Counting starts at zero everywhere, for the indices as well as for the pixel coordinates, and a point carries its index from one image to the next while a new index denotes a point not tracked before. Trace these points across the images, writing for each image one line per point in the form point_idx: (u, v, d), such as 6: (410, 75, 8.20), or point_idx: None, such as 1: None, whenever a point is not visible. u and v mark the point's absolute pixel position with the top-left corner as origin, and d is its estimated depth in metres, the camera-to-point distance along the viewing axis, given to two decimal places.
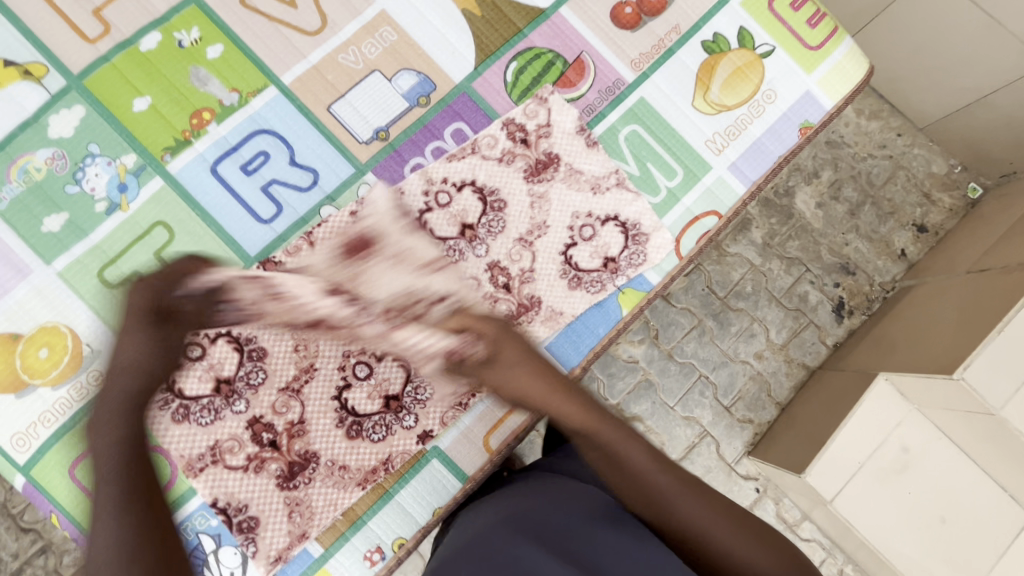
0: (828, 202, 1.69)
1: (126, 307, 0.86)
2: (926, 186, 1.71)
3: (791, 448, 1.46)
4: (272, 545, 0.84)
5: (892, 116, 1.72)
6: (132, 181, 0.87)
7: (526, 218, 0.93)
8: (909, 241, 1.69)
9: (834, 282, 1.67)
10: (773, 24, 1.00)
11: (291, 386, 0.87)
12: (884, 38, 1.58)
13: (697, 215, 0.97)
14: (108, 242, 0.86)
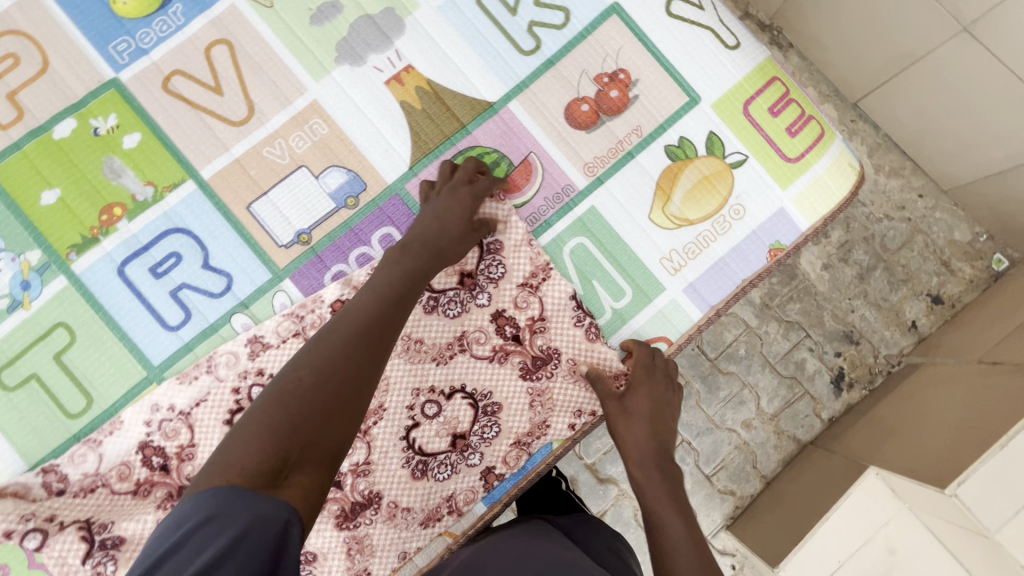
0: (836, 264, 1.46)
1: (21, 413, 0.82)
2: (946, 253, 1.46)
3: (766, 535, 1.24)
4: None
5: (915, 175, 1.47)
6: (35, 279, 0.83)
7: (451, 330, 0.84)
8: (922, 313, 1.46)
9: (835, 351, 1.45)
10: (747, 129, 0.89)
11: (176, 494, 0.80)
12: (908, 94, 1.33)
13: (645, 339, 0.88)
14: (7, 343, 0.82)
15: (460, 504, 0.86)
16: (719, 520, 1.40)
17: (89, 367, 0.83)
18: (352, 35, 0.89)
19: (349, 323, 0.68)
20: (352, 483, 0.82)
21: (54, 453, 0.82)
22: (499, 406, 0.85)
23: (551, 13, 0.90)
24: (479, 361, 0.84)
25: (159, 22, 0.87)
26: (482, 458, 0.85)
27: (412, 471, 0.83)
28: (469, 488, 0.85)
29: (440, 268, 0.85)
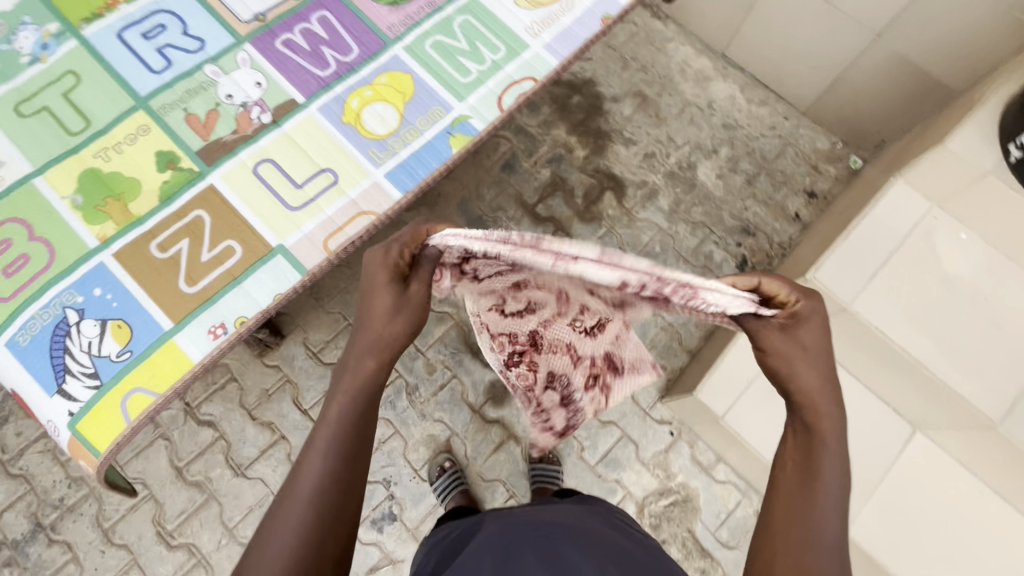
0: (726, 173, 2.16)
1: (32, 131, 1.05)
2: (813, 159, 2.17)
3: (691, 377, 1.65)
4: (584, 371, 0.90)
5: (778, 104, 2.24)
6: (53, 42, 1.10)
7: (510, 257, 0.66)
8: (801, 206, 2.13)
9: (736, 243, 2.08)
10: None
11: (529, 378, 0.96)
12: (756, 32, 2.13)
13: (516, 79, 1.19)
14: (27, 85, 1.07)
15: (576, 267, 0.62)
16: (654, 394, 1.76)
17: (90, 101, 1.08)
18: None
19: (348, 384, 0.67)
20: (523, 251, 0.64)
21: (56, 160, 1.04)
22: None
23: None
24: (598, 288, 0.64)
25: None
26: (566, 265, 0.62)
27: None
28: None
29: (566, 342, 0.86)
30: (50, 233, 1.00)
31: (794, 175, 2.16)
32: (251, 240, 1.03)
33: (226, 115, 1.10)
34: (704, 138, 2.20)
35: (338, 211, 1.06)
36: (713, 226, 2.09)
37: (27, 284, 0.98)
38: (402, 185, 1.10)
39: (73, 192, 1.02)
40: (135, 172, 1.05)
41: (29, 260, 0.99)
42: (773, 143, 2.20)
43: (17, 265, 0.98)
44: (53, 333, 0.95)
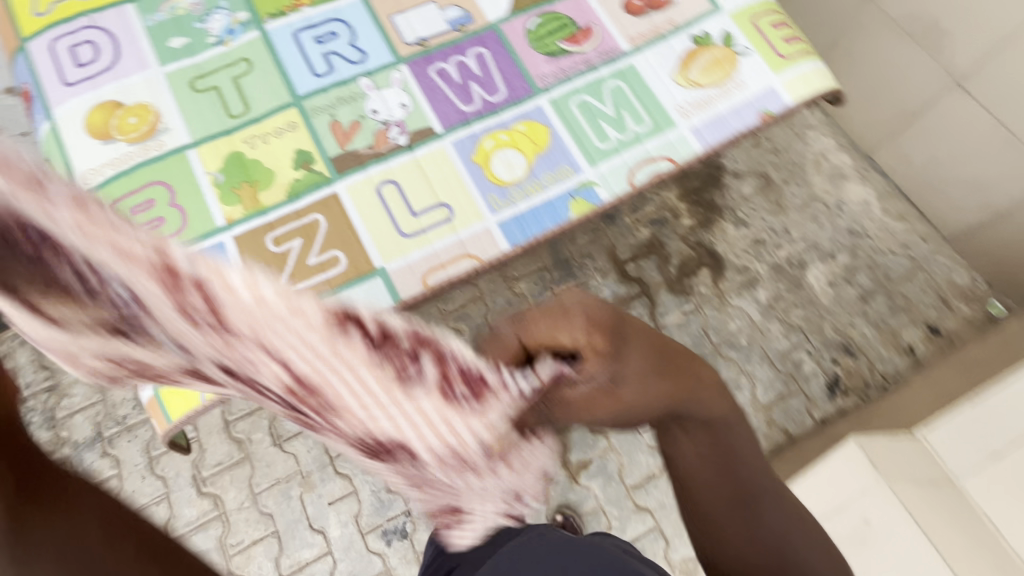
0: (839, 283, 1.94)
1: (199, 105, 1.13)
2: (945, 292, 1.90)
3: None
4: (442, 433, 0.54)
5: (919, 222, 1.98)
6: (239, 29, 1.19)
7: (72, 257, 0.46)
8: (918, 339, 1.86)
9: (832, 359, 1.86)
10: (753, 33, 1.22)
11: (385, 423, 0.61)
12: (914, 141, 1.94)
13: (654, 156, 1.14)
14: (206, 64, 1.17)
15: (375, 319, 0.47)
16: None
17: (254, 88, 1.15)
18: None
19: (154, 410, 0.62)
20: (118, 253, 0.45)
21: (211, 136, 1.11)
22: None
23: None
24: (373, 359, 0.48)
25: None
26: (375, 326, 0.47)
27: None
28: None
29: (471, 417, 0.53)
30: (187, 202, 1.07)
31: (918, 303, 1.90)
32: (357, 254, 1.05)
33: (366, 129, 1.13)
34: (823, 239, 1.99)
35: (445, 248, 1.06)
36: (809, 334, 1.87)
37: None
38: (513, 238, 1.08)
39: (217, 170, 1.09)
40: (273, 164, 1.10)
41: (163, 224, 1.06)
42: (902, 262, 1.94)
43: (152, 225, 1.05)
44: None
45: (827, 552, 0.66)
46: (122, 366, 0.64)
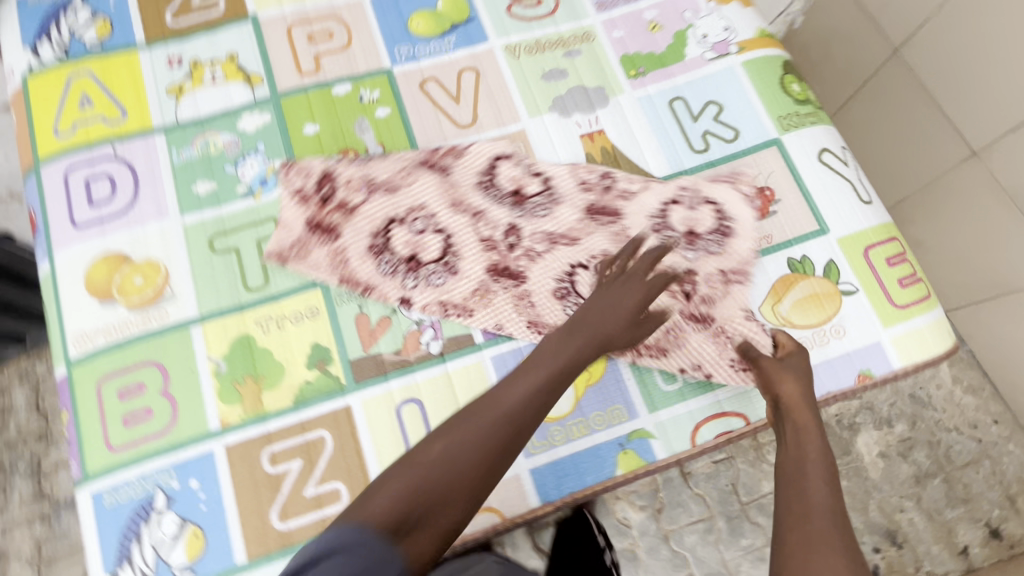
0: (893, 456, 1.49)
1: (214, 270, 1.00)
2: (1014, 489, 1.46)
3: None
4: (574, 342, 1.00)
5: (992, 398, 1.54)
6: (272, 180, 1.05)
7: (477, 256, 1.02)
8: (976, 541, 1.42)
9: (872, 547, 1.41)
10: (863, 268, 1.02)
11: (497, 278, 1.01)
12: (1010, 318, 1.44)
13: (725, 410, 0.97)
14: (230, 218, 1.03)
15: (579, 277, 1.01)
16: None
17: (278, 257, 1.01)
18: (567, 95, 1.14)
19: (444, 447, 0.67)
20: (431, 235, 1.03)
21: (221, 312, 0.98)
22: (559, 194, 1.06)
23: (724, 129, 1.11)
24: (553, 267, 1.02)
25: (435, 44, 1.16)
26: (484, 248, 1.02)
27: (555, 288, 1.01)
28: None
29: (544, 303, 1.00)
30: (181, 392, 0.93)
31: (981, 497, 1.46)
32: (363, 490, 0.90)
33: (397, 328, 0.98)
34: (880, 400, 1.52)
35: None
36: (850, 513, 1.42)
37: (137, 443, 0.91)
38: (546, 493, 0.92)
39: (220, 356, 0.95)
40: (285, 358, 0.96)
41: (150, 417, 0.92)
42: (969, 446, 1.50)
43: (137, 417, 0.92)
44: (136, 510, 0.88)
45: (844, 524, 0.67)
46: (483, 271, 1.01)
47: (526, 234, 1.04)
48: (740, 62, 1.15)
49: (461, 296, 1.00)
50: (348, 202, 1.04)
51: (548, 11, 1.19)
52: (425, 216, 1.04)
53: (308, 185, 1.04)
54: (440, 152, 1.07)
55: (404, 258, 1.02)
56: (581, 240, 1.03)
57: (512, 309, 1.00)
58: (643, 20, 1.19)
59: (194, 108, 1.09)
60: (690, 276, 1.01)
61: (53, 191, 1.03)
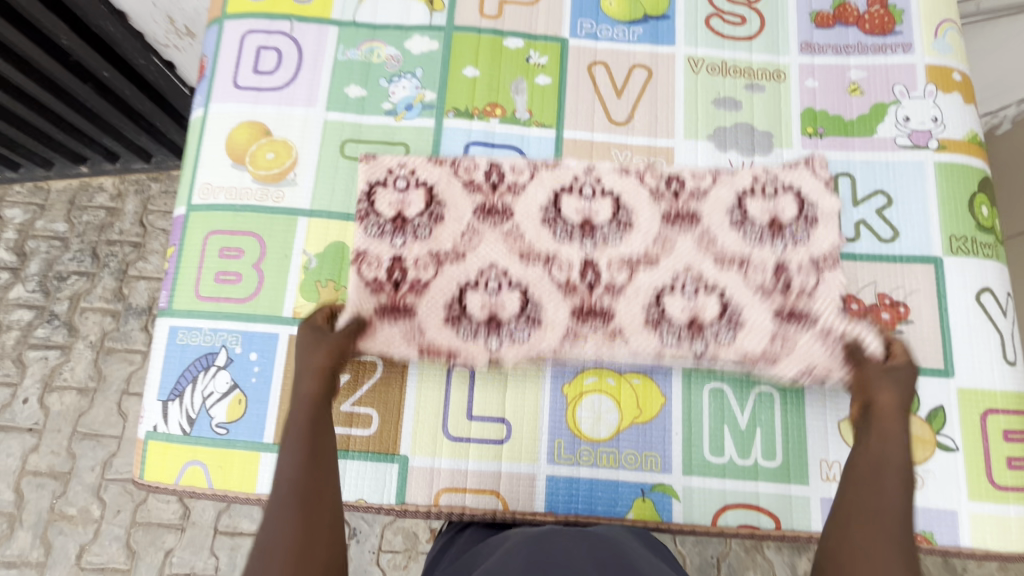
0: None
1: (337, 173, 1.04)
2: None
3: None
4: (569, 255, 0.99)
5: None
6: (418, 108, 1.06)
7: (535, 223, 1.00)
8: None
9: None
10: (974, 431, 0.92)
11: (564, 280, 0.97)
12: None
13: (760, 506, 0.92)
14: (367, 128, 1.06)
15: (645, 268, 0.98)
16: None
17: None
18: (731, 129, 1.07)
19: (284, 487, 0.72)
20: (501, 193, 1.01)
21: (329, 214, 1.02)
22: (632, 221, 1.00)
23: (883, 227, 1.01)
24: (620, 262, 0.98)
25: (620, 29, 1.11)
26: (568, 273, 0.98)
27: (646, 317, 0.96)
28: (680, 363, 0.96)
29: (576, 253, 0.99)
30: (270, 271, 0.99)
31: None
32: (390, 426, 0.93)
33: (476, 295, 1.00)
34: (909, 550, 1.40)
35: (477, 472, 0.93)
36: None
37: (219, 300, 0.98)
38: (553, 502, 0.92)
39: (313, 253, 1.00)
40: None
41: (237, 282, 0.99)
42: None
43: (227, 277, 0.99)
44: (200, 357, 0.96)
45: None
46: (552, 227, 0.99)
47: (602, 266, 0.98)
48: (934, 161, 1.02)
49: (553, 347, 0.95)
50: (408, 221, 0.99)
51: (748, 35, 1.11)
52: (498, 273, 0.97)
53: (379, 273, 0.96)
54: (497, 192, 1.01)
55: (483, 318, 0.95)
56: (662, 261, 0.98)
57: (605, 350, 0.95)
58: (845, 78, 1.08)
59: (372, 14, 1.10)
60: (778, 270, 0.98)
61: (227, 47, 1.09)
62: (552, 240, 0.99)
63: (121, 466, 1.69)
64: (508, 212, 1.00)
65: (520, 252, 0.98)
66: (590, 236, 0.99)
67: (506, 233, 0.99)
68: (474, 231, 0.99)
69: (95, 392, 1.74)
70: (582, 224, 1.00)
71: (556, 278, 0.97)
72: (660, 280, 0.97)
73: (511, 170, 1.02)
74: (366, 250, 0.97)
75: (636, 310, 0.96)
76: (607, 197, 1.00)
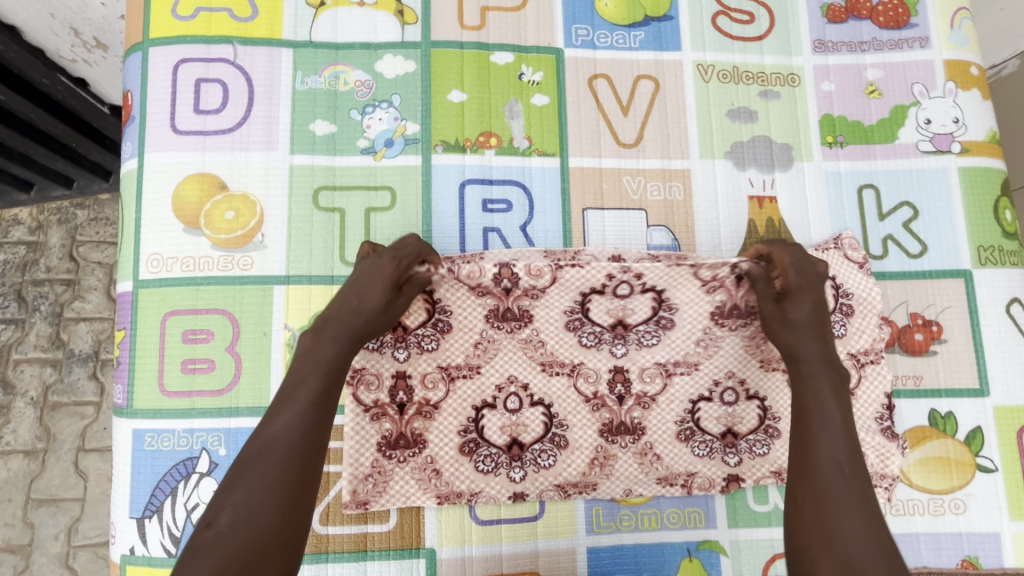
0: None
1: (314, 229, 0.89)
2: None
3: None
4: (596, 368, 0.86)
5: None
6: (400, 144, 0.92)
7: (557, 327, 0.83)
8: None
9: None
10: (1012, 448, 0.90)
11: (594, 397, 0.86)
12: None
13: None
14: (343, 172, 0.91)
15: (682, 374, 0.86)
16: None
17: (385, 235, 0.90)
18: (749, 144, 0.97)
19: (267, 458, 0.61)
20: (518, 293, 0.82)
21: (310, 278, 0.87)
22: (675, 321, 0.84)
23: (911, 241, 0.96)
24: (655, 369, 0.86)
25: (619, 34, 0.98)
26: (594, 386, 0.86)
27: (678, 431, 0.87)
28: (711, 478, 0.87)
29: (602, 362, 0.85)
30: (248, 354, 0.84)
31: None
32: (412, 517, 0.83)
33: None
34: None
35: (513, 555, 0.84)
36: None
37: (191, 394, 0.83)
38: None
39: (297, 327, 0.86)
40: None
41: (210, 370, 0.84)
42: None
43: (196, 366, 0.84)
44: (176, 464, 0.82)
45: (898, 559, 0.58)
46: (576, 323, 0.84)
47: (635, 377, 0.86)
48: (958, 165, 0.97)
49: (579, 473, 0.86)
50: (409, 331, 0.81)
51: (758, 34, 1.00)
52: (516, 389, 0.85)
53: (381, 396, 0.81)
54: (513, 296, 0.82)
55: (503, 448, 0.85)
56: (704, 366, 0.85)
57: (638, 470, 0.86)
58: (862, 79, 1.00)
59: (332, 31, 0.93)
60: None
61: (158, 81, 0.90)
62: (578, 346, 0.85)
63: (90, 530, 1.41)
64: (531, 319, 0.83)
65: (542, 362, 0.85)
66: (617, 340, 0.85)
67: (525, 345, 0.84)
68: (488, 340, 0.83)
69: (45, 454, 1.43)
70: (610, 326, 0.84)
71: (585, 404, 0.86)
72: (696, 389, 0.86)
73: (528, 271, 0.80)
74: (363, 368, 0.80)
75: (669, 428, 0.87)
76: (648, 291, 0.81)
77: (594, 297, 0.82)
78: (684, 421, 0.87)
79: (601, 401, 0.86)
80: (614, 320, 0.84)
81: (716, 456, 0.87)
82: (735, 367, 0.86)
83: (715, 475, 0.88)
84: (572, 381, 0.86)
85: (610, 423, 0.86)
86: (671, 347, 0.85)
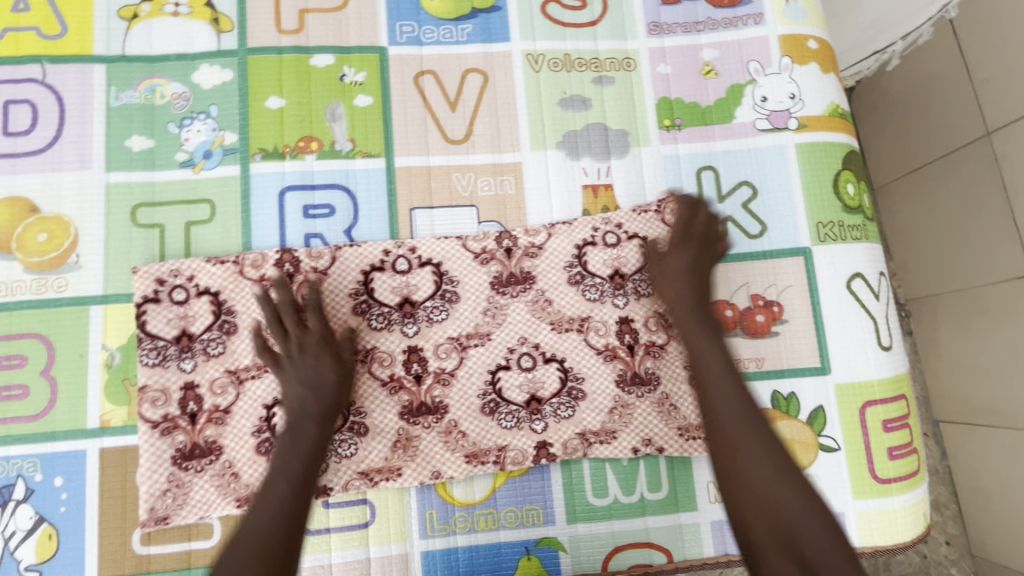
0: None
1: (132, 246, 0.87)
2: None
3: None
4: (389, 350, 0.87)
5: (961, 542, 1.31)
6: (218, 154, 0.90)
7: (342, 310, 0.87)
8: None
9: None
10: (854, 426, 0.89)
11: (391, 379, 0.86)
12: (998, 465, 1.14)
13: (652, 541, 0.87)
14: (162, 186, 0.89)
15: (476, 344, 0.88)
16: None
17: (206, 247, 0.88)
18: (583, 132, 0.96)
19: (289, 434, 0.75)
20: (301, 281, 0.86)
21: (128, 296, 0.86)
22: (456, 294, 0.89)
23: (751, 221, 0.94)
24: (450, 344, 0.88)
25: (445, 29, 0.97)
26: (391, 367, 0.86)
27: (482, 405, 0.87)
28: (523, 449, 0.87)
29: (395, 342, 0.87)
30: (64, 377, 0.84)
31: None
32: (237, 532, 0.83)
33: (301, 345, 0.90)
34: None
35: (344, 564, 0.83)
36: None
37: (6, 422, 0.82)
38: None
39: (115, 347, 0.85)
40: None
41: (25, 396, 0.83)
42: None
43: (10, 393, 0.83)
44: None
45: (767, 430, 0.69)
46: (361, 304, 0.87)
47: (429, 355, 0.87)
48: (795, 141, 0.95)
49: (382, 459, 0.85)
50: (194, 338, 0.85)
51: (591, 20, 0.99)
52: None
53: (171, 409, 0.83)
54: (298, 283, 0.86)
55: None
56: (494, 336, 0.88)
57: (443, 450, 0.85)
58: (698, 59, 0.98)
59: (146, 43, 0.92)
60: (627, 329, 0.89)
61: None
62: (367, 329, 0.87)
63: None
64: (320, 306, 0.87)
65: None
66: (404, 317, 0.88)
67: None
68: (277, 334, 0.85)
69: None
70: (397, 304, 0.88)
71: (379, 386, 0.86)
72: (490, 360, 0.88)
73: (307, 255, 0.87)
74: (147, 386, 0.83)
75: (469, 406, 0.87)
76: (425, 267, 0.89)
77: (377, 279, 0.88)
78: (481, 397, 0.87)
79: (400, 381, 0.86)
80: (402, 296, 0.88)
81: (522, 428, 0.87)
82: (525, 334, 0.89)
83: (526, 445, 0.87)
84: (369, 366, 0.86)
85: (409, 404, 0.86)
86: (456, 319, 0.88)
